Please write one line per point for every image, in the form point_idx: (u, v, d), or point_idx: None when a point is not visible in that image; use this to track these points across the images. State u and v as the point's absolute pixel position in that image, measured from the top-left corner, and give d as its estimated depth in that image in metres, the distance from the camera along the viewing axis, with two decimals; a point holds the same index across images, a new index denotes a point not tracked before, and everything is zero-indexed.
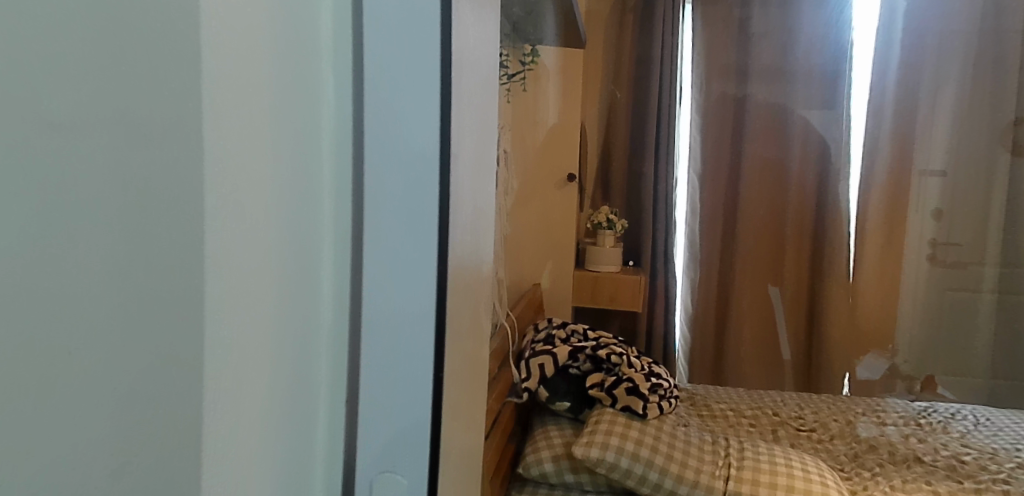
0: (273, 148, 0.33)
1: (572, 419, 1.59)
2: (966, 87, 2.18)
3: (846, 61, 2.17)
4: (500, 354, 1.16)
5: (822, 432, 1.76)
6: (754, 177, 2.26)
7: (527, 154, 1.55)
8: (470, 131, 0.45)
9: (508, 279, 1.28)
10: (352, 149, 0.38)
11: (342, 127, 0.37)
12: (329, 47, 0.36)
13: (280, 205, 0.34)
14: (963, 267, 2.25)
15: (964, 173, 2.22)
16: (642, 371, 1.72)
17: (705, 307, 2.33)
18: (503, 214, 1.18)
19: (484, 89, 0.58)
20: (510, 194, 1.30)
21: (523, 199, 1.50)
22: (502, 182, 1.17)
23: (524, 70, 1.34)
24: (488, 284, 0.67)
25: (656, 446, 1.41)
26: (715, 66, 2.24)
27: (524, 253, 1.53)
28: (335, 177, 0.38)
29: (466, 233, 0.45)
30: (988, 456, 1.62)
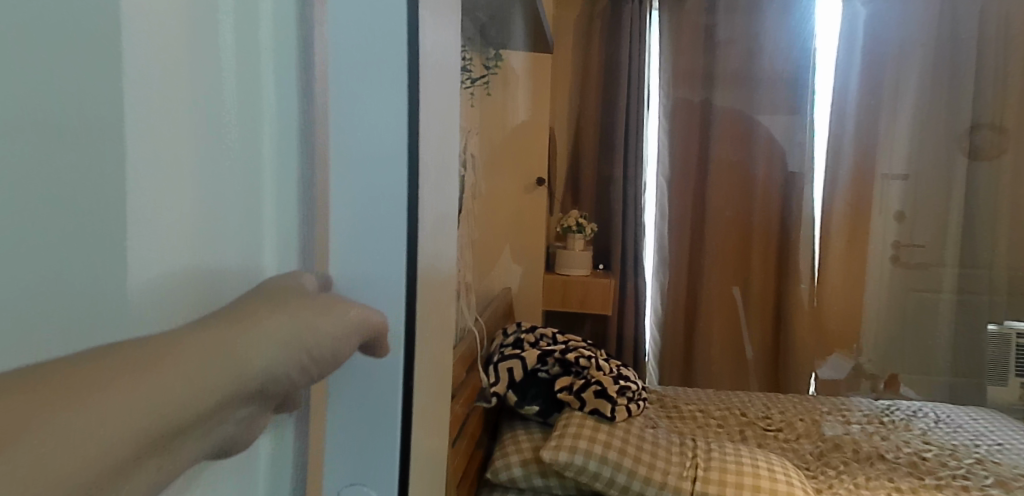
0: (205, 149, 0.29)
1: (541, 423, 1.59)
2: (924, 93, 2.24)
3: (809, 68, 2.22)
4: (467, 359, 1.14)
5: (788, 431, 1.79)
6: (721, 180, 2.29)
7: (496, 156, 1.54)
8: (437, 127, 0.43)
9: (476, 282, 1.26)
10: (298, 142, 0.33)
11: (285, 120, 0.32)
12: (269, 33, 0.32)
13: (210, 214, 0.29)
14: (925, 268, 2.29)
15: (924, 176, 2.27)
16: (611, 373, 1.72)
17: (675, 311, 2.34)
18: (471, 217, 1.17)
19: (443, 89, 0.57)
20: (478, 198, 1.30)
21: (491, 201, 1.49)
22: (469, 185, 1.16)
23: (489, 72, 1.33)
24: (450, 289, 0.65)
25: (624, 449, 1.41)
26: (682, 72, 2.27)
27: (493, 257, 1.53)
28: (278, 176, 0.32)
29: (429, 237, 0.42)
30: (948, 453, 1.66)
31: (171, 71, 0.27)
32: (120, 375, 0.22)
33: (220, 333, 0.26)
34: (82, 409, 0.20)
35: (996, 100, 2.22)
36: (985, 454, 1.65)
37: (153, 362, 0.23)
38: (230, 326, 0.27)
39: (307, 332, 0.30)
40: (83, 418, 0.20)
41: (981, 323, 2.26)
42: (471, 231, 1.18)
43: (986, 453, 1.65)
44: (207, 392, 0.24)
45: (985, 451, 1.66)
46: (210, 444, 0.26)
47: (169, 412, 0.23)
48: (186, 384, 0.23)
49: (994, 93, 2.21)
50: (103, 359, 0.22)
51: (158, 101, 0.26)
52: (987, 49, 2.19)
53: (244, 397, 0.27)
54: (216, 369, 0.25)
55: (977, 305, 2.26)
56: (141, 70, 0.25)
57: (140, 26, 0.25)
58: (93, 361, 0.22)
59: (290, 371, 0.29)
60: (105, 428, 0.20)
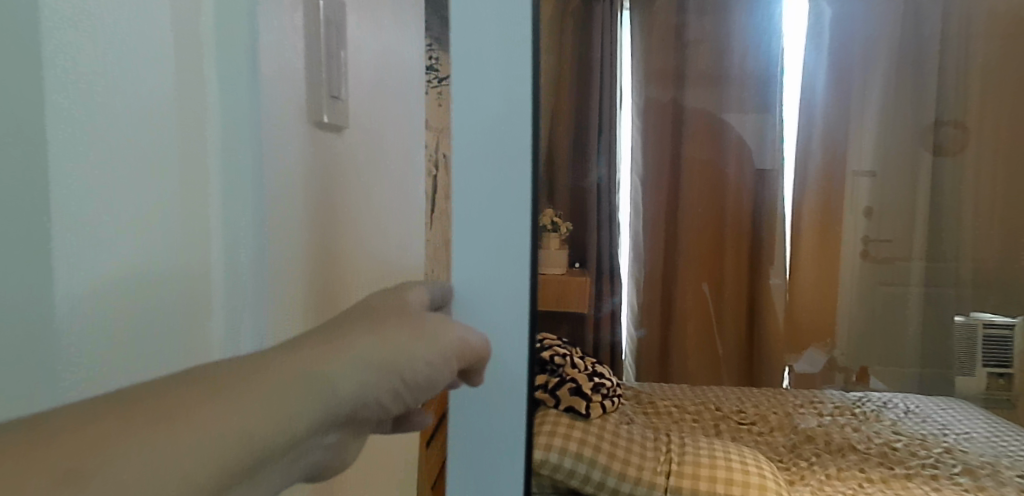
0: (182, 238, 0.55)
1: None
2: (888, 90, 2.30)
3: (777, 71, 2.28)
4: None
5: (762, 424, 1.81)
6: (694, 180, 2.35)
7: None
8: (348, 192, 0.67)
9: None
10: (228, 226, 0.59)
11: (223, 210, 0.59)
12: (213, 155, 0.58)
13: (177, 272, 0.54)
14: (892, 263, 2.35)
15: (891, 173, 2.33)
16: (586, 372, 1.71)
17: (652, 310, 2.20)
18: None
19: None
20: None
21: None
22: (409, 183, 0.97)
23: None
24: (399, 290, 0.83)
25: (599, 445, 1.43)
26: (656, 72, 2.25)
27: None
28: (222, 243, 0.59)
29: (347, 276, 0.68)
30: (917, 442, 1.68)
31: (154, 191, 0.52)
32: (219, 396, 0.36)
33: (311, 361, 0.42)
34: (197, 422, 0.34)
35: (959, 94, 2.24)
36: (953, 442, 1.67)
37: (238, 386, 0.37)
38: (322, 352, 0.43)
39: (395, 359, 0.46)
40: (198, 426, 0.34)
41: (949, 315, 2.28)
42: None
43: (954, 442, 1.67)
44: (294, 415, 0.39)
45: (952, 439, 1.70)
46: (296, 455, 0.42)
47: (271, 428, 0.38)
48: (268, 411, 0.38)
49: (957, 86, 2.24)
50: (206, 384, 0.36)
51: (155, 210, 0.52)
52: (949, 45, 2.22)
53: (324, 417, 0.42)
54: (302, 395, 0.40)
55: (945, 298, 2.30)
56: (133, 189, 0.50)
57: (121, 158, 0.49)
58: (201, 384, 0.36)
59: (377, 392, 0.46)
60: (207, 446, 0.34)
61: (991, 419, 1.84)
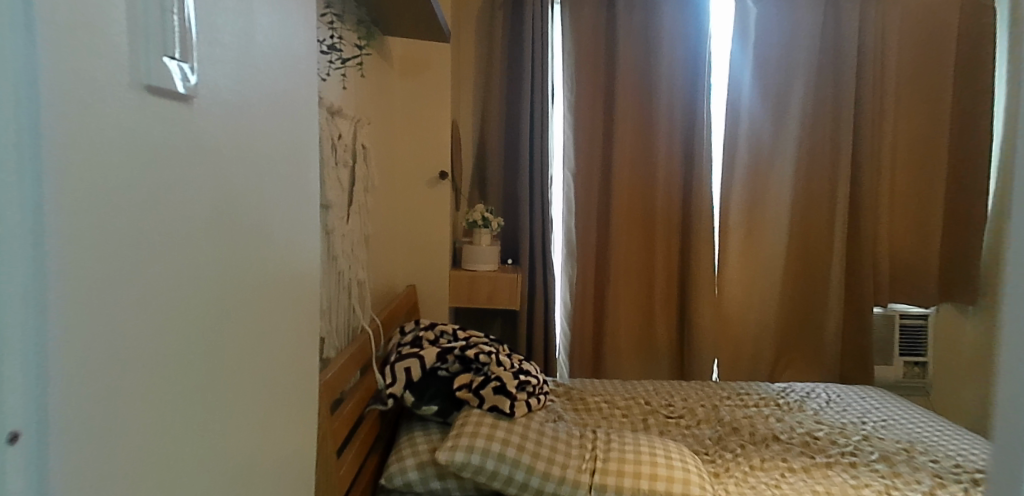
0: None
1: (441, 423, 1.33)
2: (810, 91, 2.29)
3: (703, 61, 2.27)
4: (334, 384, 1.13)
5: (690, 417, 1.63)
6: (625, 176, 2.30)
7: (369, 156, 1.50)
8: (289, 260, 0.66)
9: (351, 276, 1.33)
10: None
11: None
12: None
13: None
14: (815, 258, 2.33)
15: (815, 165, 2.31)
16: (512, 368, 1.40)
17: (583, 300, 2.33)
18: (346, 247, 1.30)
19: (232, 73, 0.50)
20: (341, 186, 1.27)
21: (375, 201, 1.60)
22: (332, 173, 1.21)
23: (346, 64, 1.28)
24: (310, 308, 0.76)
25: (522, 444, 1.19)
26: (586, 67, 2.27)
27: (376, 262, 1.62)
28: None
29: (287, 343, 0.66)
30: (837, 430, 1.53)
31: None
32: None
33: None
34: None
35: (876, 101, 2.26)
36: (871, 430, 1.52)
37: None
38: None
39: None
40: None
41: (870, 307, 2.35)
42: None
43: (873, 430, 1.53)
44: None
45: (871, 428, 1.54)
46: None
47: None
48: None
49: (873, 91, 2.24)
50: None
51: None
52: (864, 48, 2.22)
53: None
54: None
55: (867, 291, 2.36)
56: None
57: None
58: None
59: None
60: None
61: (913, 408, 1.69)
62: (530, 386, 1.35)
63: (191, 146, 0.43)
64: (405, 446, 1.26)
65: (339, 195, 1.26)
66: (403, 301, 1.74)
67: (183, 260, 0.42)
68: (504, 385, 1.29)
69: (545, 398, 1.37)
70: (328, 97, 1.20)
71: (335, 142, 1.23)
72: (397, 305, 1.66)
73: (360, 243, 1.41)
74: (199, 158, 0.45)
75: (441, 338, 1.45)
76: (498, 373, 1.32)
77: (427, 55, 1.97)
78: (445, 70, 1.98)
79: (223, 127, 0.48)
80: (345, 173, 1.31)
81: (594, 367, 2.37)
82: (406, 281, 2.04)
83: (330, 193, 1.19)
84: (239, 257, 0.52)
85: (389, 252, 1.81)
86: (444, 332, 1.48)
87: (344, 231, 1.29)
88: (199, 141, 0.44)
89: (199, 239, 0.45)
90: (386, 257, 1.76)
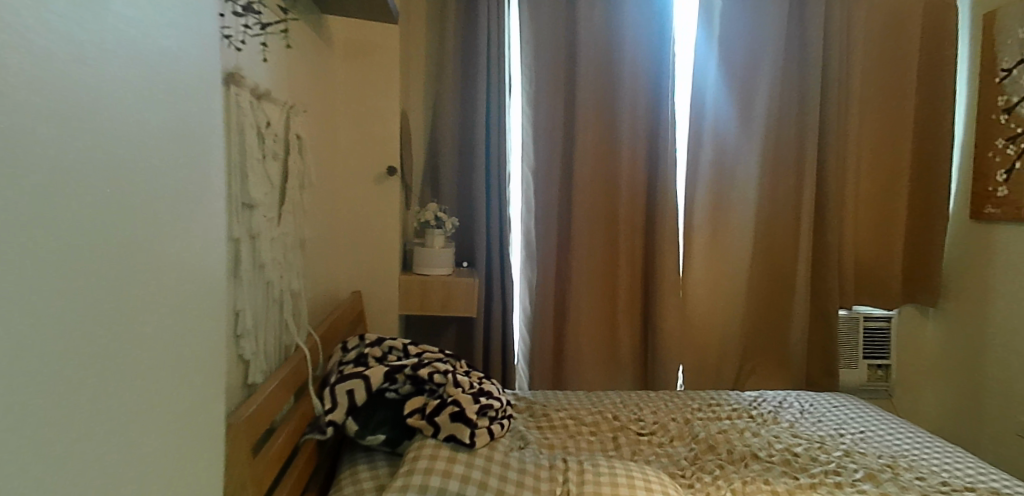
0: None
1: (389, 453, 1.16)
2: (775, 89, 2.23)
3: (668, 53, 2.17)
4: (260, 414, 0.94)
5: (662, 434, 1.53)
6: (588, 175, 2.18)
7: (306, 147, 1.31)
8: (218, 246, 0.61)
9: (286, 286, 1.15)
10: None
11: None
12: None
13: None
14: (779, 258, 2.29)
15: (779, 164, 2.26)
16: (472, 389, 1.22)
17: (544, 305, 2.20)
18: (278, 252, 1.11)
19: (56, 33, 0.37)
20: (269, 181, 1.08)
21: (313, 199, 1.41)
22: (258, 165, 1.03)
23: (269, 35, 1.08)
24: (208, 336, 0.59)
25: (484, 480, 1.03)
26: (547, 57, 2.14)
27: (315, 269, 1.43)
28: None
29: (199, 340, 0.57)
30: (816, 446, 1.49)
31: None
32: None
33: None
34: None
35: (841, 101, 2.22)
36: (850, 445, 1.51)
37: None
38: None
39: None
40: None
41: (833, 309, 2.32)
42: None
43: (852, 444, 1.51)
44: None
45: (850, 442, 1.53)
46: None
47: None
48: None
49: (838, 90, 2.20)
50: None
51: None
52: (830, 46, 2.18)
53: None
54: None
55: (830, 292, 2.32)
56: None
57: None
58: None
59: None
60: None
61: (886, 416, 1.72)
62: (491, 410, 1.18)
63: (37, 104, 0.35)
64: (347, 484, 1.08)
65: (268, 193, 1.08)
66: (346, 312, 1.56)
67: (64, 237, 0.37)
68: (463, 411, 1.11)
69: (509, 422, 1.21)
70: (249, 74, 1.01)
71: (262, 131, 1.05)
72: (339, 317, 1.47)
73: (295, 249, 1.23)
74: (23, 128, 0.34)
75: (389, 356, 1.27)
76: (455, 396, 1.14)
77: (373, 38, 1.79)
78: (394, 56, 1.81)
79: (91, 84, 0.40)
80: (275, 167, 1.13)
81: (556, 377, 2.25)
82: (351, 288, 1.85)
83: (256, 190, 1.01)
84: (148, 238, 0.48)
85: (331, 257, 1.63)
86: (393, 348, 1.30)
87: (275, 235, 1.10)
88: (50, 98, 0.36)
89: (63, 218, 0.37)
90: (327, 264, 1.57)
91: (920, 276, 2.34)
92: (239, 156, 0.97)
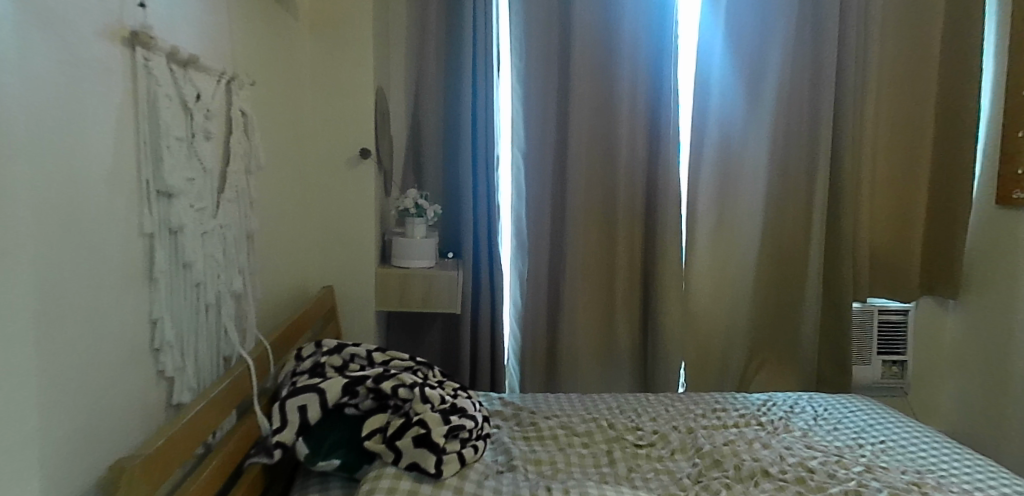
0: None
1: (347, 480, 1.01)
2: (787, 61, 2.03)
3: (671, 23, 1.98)
4: (188, 440, 0.78)
5: (662, 446, 1.38)
6: (583, 157, 2.00)
7: (253, 125, 1.14)
8: (58, 171, 0.61)
9: (224, 288, 0.98)
10: None
11: None
12: None
13: None
14: (790, 247, 2.12)
15: (790, 145, 2.08)
16: (443, 404, 1.06)
17: (536, 297, 2.04)
18: (212, 249, 0.95)
19: None
20: (197, 166, 0.91)
21: (265, 185, 1.24)
22: (180, 145, 0.86)
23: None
24: None
25: None
26: (538, 28, 1.95)
27: (268, 266, 1.26)
28: None
29: None
30: (833, 459, 1.34)
31: None
32: None
33: None
34: None
35: (860, 75, 2.03)
36: (871, 458, 1.36)
37: None
38: None
39: None
40: None
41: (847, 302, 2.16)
42: (126, 245, 0.75)
43: (873, 457, 1.37)
44: None
45: (870, 454, 1.38)
46: None
47: None
48: None
49: (857, 63, 2.01)
50: None
51: None
52: (849, 13, 1.98)
53: None
54: None
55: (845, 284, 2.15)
56: None
57: None
58: None
59: None
60: None
61: (908, 422, 1.57)
62: (463, 431, 1.03)
63: None
64: None
65: (198, 179, 0.91)
66: (313, 311, 1.39)
67: None
68: (429, 434, 0.96)
69: (484, 444, 1.05)
70: (163, 35, 0.84)
71: (188, 105, 0.88)
72: (303, 318, 1.31)
73: (238, 243, 1.06)
74: None
75: (350, 365, 1.12)
76: (422, 416, 0.99)
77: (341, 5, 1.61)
78: (365, 26, 1.62)
79: None
80: (209, 149, 0.95)
81: (548, 373, 2.10)
82: (322, 282, 1.69)
83: (178, 177, 0.84)
84: None
85: (292, 249, 1.46)
86: (355, 356, 1.15)
87: (209, 228, 0.94)
88: None
89: None
90: (287, 257, 1.41)
91: (940, 269, 2.17)
92: (152, 135, 0.80)
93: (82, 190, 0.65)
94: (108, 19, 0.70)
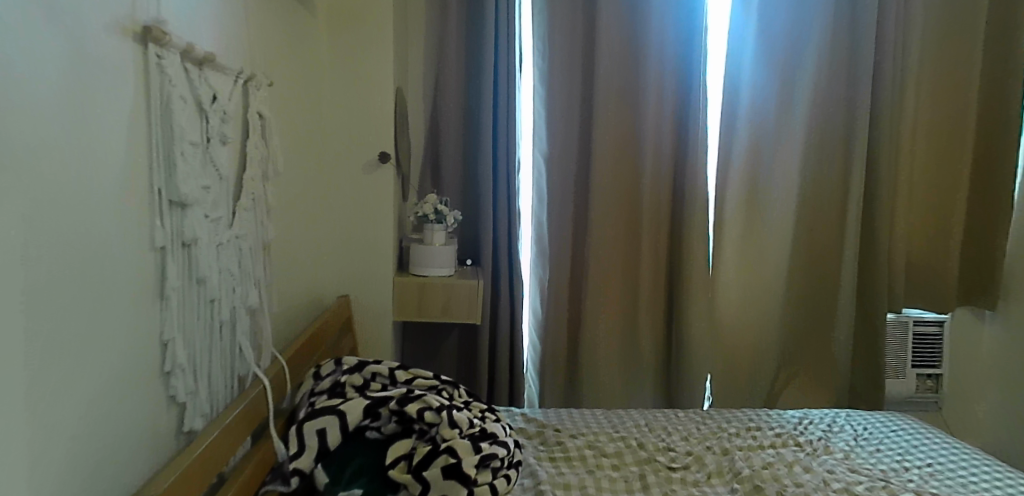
0: None
1: None
2: (822, 63, 1.95)
3: (701, 23, 1.90)
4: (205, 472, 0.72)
5: (697, 469, 1.31)
6: (607, 160, 1.93)
7: (270, 128, 1.08)
8: (60, 185, 0.54)
9: (239, 302, 0.92)
10: None
11: None
12: None
13: None
14: (821, 256, 2.04)
15: (823, 149, 1.99)
16: (472, 429, 1.00)
17: (557, 307, 1.97)
18: (227, 260, 0.88)
19: None
20: (213, 172, 0.85)
21: (282, 192, 1.17)
22: (195, 150, 0.79)
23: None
24: None
25: None
26: (562, 28, 1.88)
27: (285, 277, 1.20)
28: None
29: None
30: (880, 485, 1.26)
31: None
32: None
33: None
34: None
35: (897, 77, 1.95)
36: (919, 483, 1.28)
37: None
38: None
39: None
40: None
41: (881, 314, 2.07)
42: (136, 262, 0.68)
43: (921, 482, 1.28)
44: None
45: (919, 479, 1.30)
46: None
47: None
48: None
49: (894, 65, 1.93)
50: None
51: None
52: (888, 12, 1.89)
53: None
54: None
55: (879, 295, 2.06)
56: None
57: None
58: None
59: None
60: None
61: (954, 443, 1.49)
62: (496, 459, 0.96)
63: None
64: None
65: (213, 188, 0.84)
66: (329, 324, 1.33)
67: None
68: (459, 464, 0.90)
69: (516, 473, 0.99)
70: (178, 31, 0.77)
71: (204, 107, 0.81)
72: (319, 333, 1.24)
73: (254, 254, 1.00)
74: None
75: (371, 384, 1.05)
76: (451, 443, 0.92)
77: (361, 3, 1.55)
78: (385, 26, 1.56)
79: None
80: (226, 154, 0.89)
81: (569, 385, 2.03)
82: (338, 291, 1.63)
83: (193, 185, 0.77)
84: None
85: (309, 258, 1.40)
86: (377, 375, 1.08)
87: (224, 240, 0.87)
88: None
89: None
90: (303, 267, 1.34)
91: (979, 280, 2.08)
92: (166, 140, 0.73)
93: (88, 202, 0.59)
94: (120, 14, 0.64)
